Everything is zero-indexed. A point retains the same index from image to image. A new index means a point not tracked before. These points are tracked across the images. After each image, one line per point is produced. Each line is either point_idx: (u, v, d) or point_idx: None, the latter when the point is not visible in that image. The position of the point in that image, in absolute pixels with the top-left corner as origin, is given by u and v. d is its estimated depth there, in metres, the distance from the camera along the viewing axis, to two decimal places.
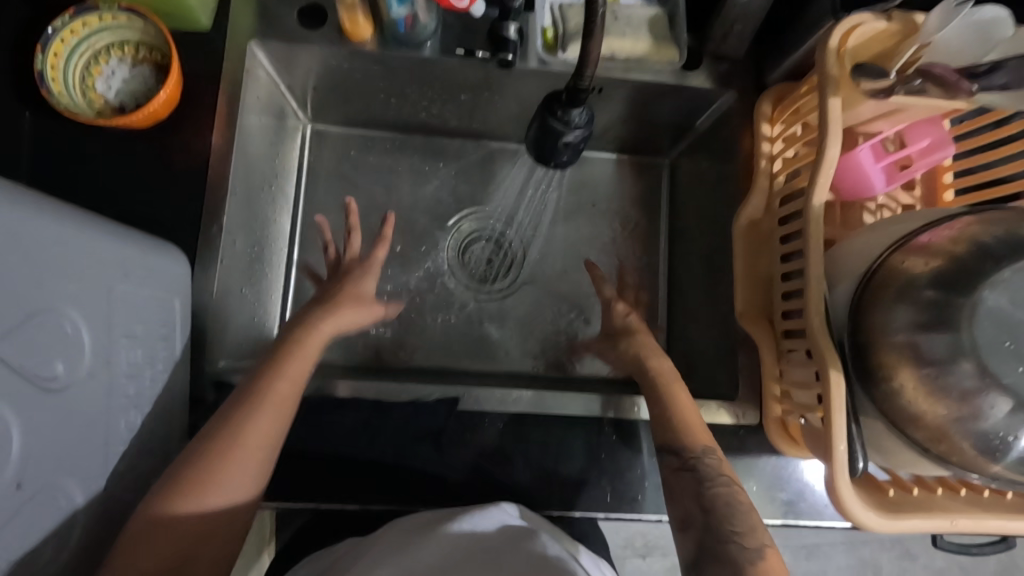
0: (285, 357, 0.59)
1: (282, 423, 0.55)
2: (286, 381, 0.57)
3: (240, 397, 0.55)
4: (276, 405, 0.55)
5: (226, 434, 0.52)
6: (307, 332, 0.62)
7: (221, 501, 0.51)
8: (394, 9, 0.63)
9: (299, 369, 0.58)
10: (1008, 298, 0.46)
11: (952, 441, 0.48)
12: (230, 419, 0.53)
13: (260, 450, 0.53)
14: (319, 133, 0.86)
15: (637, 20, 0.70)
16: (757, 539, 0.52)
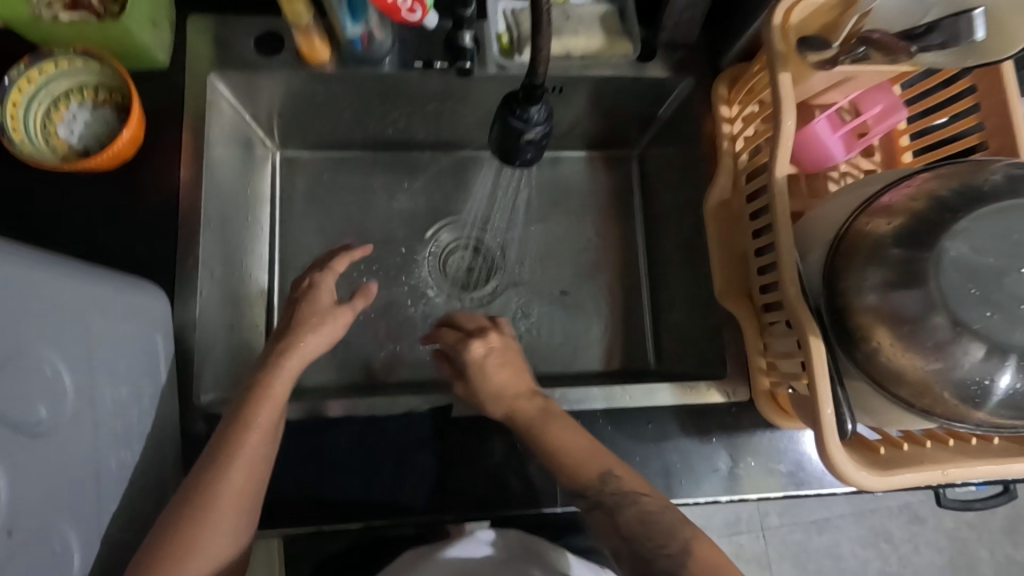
0: (253, 404, 0.57)
1: (258, 477, 0.55)
2: (259, 434, 0.56)
3: (210, 453, 0.55)
4: (248, 463, 0.55)
5: (200, 496, 0.53)
6: (274, 372, 0.59)
7: (203, 563, 0.52)
8: (348, 27, 0.64)
9: (271, 417, 0.57)
10: (972, 247, 0.47)
11: (933, 393, 0.49)
12: (203, 481, 0.53)
13: (235, 506, 0.54)
14: (290, 158, 0.86)
15: (588, 18, 0.71)
16: (681, 542, 0.55)
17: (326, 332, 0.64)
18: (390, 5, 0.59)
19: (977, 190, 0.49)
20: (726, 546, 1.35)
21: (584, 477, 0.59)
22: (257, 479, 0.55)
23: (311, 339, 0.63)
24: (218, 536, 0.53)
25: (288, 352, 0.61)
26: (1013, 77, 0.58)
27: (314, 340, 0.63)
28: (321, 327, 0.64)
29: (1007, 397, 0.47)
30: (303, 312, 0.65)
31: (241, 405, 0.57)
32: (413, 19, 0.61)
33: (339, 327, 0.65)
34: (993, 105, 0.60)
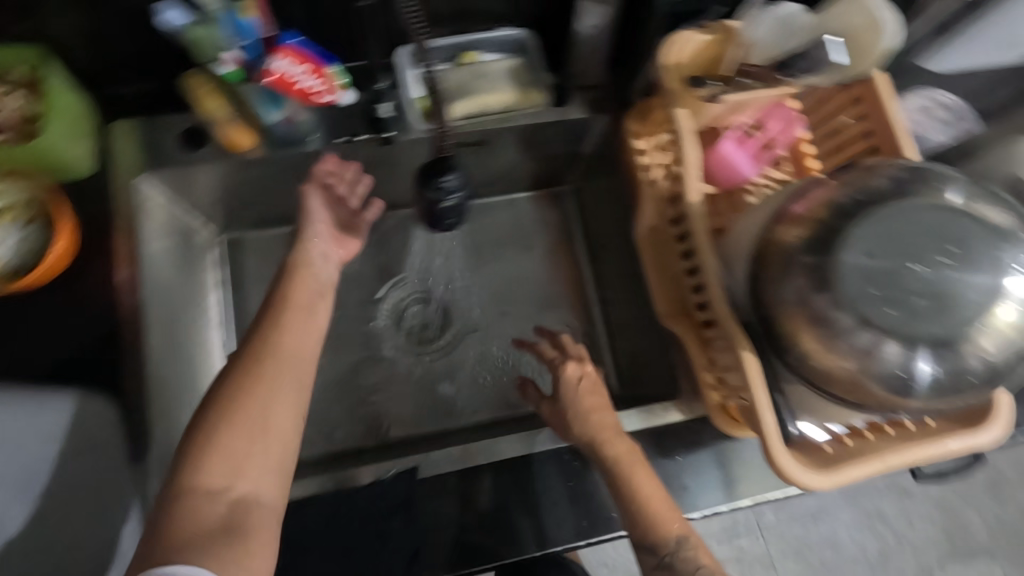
0: (286, 292, 0.65)
1: (307, 341, 0.60)
2: (298, 308, 0.63)
3: (262, 322, 0.61)
4: (297, 325, 0.61)
5: (259, 346, 0.58)
6: (296, 269, 0.68)
7: (271, 397, 0.54)
8: (269, 114, 0.67)
9: (303, 297, 0.64)
10: (866, 251, 0.50)
11: (863, 389, 0.51)
12: (253, 344, 0.58)
13: (294, 349, 0.59)
14: (236, 239, 0.87)
15: (498, 74, 0.75)
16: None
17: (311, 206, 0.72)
18: (301, 92, 0.62)
19: (869, 195, 0.53)
20: (727, 550, 1.36)
21: (661, 532, 0.57)
22: (305, 342, 0.60)
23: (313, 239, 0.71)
24: (281, 384, 0.55)
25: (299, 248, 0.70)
26: (887, 84, 0.63)
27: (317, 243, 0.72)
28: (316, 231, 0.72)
29: (931, 384, 0.49)
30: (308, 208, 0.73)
31: (278, 290, 0.65)
32: (328, 102, 0.64)
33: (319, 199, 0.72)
34: (876, 112, 0.64)
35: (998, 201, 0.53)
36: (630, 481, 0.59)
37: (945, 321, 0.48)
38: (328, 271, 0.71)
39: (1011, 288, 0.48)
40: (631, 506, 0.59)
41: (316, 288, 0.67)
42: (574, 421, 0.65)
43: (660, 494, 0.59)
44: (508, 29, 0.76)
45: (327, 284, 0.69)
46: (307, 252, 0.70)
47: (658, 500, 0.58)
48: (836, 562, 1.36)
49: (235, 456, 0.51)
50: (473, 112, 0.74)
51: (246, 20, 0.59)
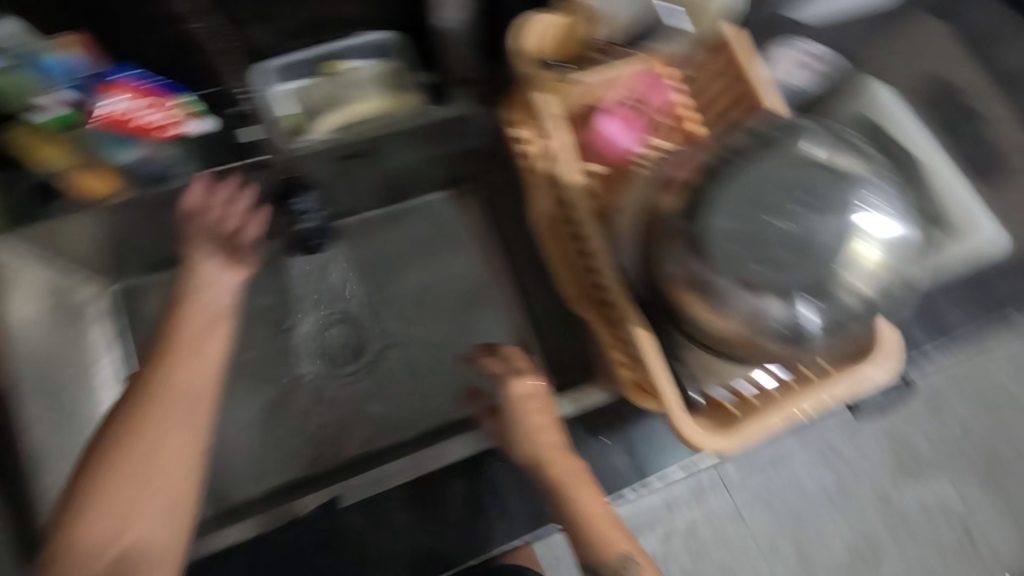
0: (179, 316, 0.60)
1: (205, 370, 0.57)
2: (193, 334, 0.59)
3: (158, 352, 0.57)
4: (197, 354, 0.58)
5: (154, 377, 0.55)
6: (193, 290, 0.63)
7: (163, 432, 0.52)
8: (123, 155, 0.66)
9: (200, 322, 0.61)
10: (730, 211, 0.51)
11: (754, 346, 0.52)
12: (141, 382, 0.55)
13: (190, 381, 0.55)
14: (128, 288, 0.80)
15: (362, 80, 0.76)
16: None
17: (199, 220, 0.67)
18: (141, 125, 0.64)
19: (733, 153, 0.53)
20: (695, 515, 1.08)
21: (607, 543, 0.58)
22: (202, 372, 0.57)
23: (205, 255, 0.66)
24: (168, 422, 0.52)
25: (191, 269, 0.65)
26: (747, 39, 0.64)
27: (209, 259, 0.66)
28: (209, 244, 0.67)
29: (817, 331, 0.50)
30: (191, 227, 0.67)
31: (169, 319, 0.60)
32: (175, 130, 0.66)
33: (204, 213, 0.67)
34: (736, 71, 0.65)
35: (854, 148, 0.54)
36: (574, 500, 0.60)
37: (809, 267, 0.49)
38: (225, 291, 0.65)
39: (865, 228, 0.50)
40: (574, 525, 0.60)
41: (216, 310, 0.63)
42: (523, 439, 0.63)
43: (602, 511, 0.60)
44: (373, 34, 0.77)
45: (226, 305, 0.64)
46: (198, 276, 0.65)
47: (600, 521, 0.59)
48: (824, 522, 1.11)
49: (123, 498, 0.50)
50: (343, 123, 0.74)
51: (53, 61, 0.61)
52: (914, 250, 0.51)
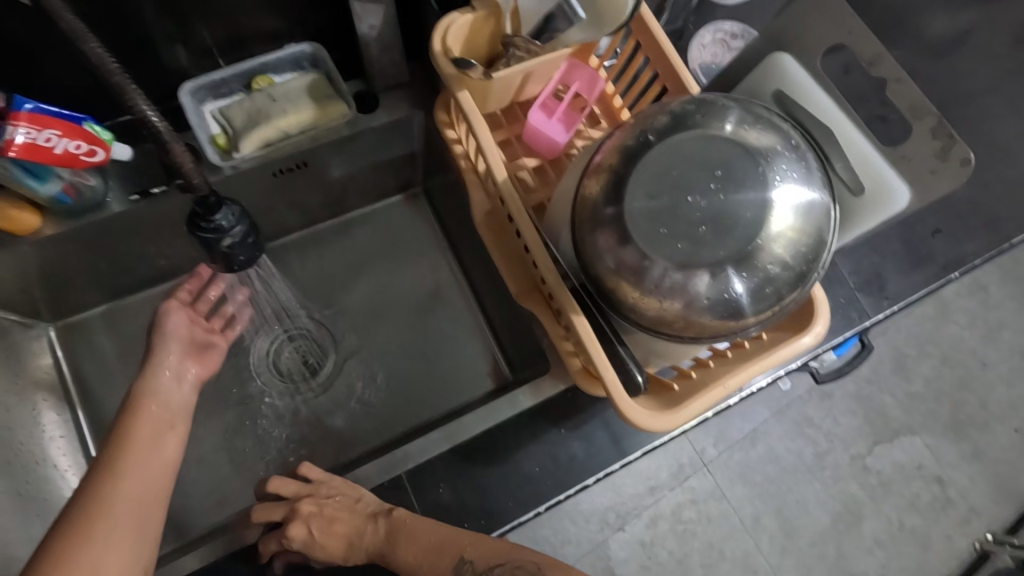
0: (130, 419, 0.60)
1: (157, 476, 0.58)
2: (144, 439, 0.59)
3: (104, 452, 0.58)
4: (145, 457, 0.58)
5: (102, 483, 0.55)
6: (144, 391, 0.63)
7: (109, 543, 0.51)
8: (40, 188, 0.61)
9: (152, 426, 0.61)
10: (647, 193, 0.51)
11: (690, 321, 0.52)
12: (87, 495, 0.54)
13: (139, 487, 0.56)
14: (71, 324, 0.82)
15: (294, 92, 0.72)
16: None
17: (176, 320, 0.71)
18: (62, 157, 0.57)
19: (651, 135, 0.53)
20: (679, 497, 1.15)
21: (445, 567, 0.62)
22: (154, 480, 0.57)
23: (162, 355, 0.67)
24: (112, 534, 0.52)
25: (153, 367, 0.66)
26: (654, 17, 0.64)
27: (169, 358, 0.67)
28: (170, 342, 0.69)
29: (747, 301, 0.50)
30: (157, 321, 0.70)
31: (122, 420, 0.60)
32: (97, 160, 0.60)
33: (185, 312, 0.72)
34: (657, 54, 0.65)
35: (766, 121, 0.53)
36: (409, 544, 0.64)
37: (728, 242, 0.48)
38: (179, 394, 0.66)
39: (781, 199, 0.49)
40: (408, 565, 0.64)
41: (168, 412, 0.64)
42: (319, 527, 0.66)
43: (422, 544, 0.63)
44: (294, 46, 0.73)
45: (182, 408, 0.65)
46: (154, 377, 0.65)
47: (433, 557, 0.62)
48: (802, 490, 1.19)
49: None
50: (273, 141, 0.71)
51: None
52: (831, 213, 0.52)
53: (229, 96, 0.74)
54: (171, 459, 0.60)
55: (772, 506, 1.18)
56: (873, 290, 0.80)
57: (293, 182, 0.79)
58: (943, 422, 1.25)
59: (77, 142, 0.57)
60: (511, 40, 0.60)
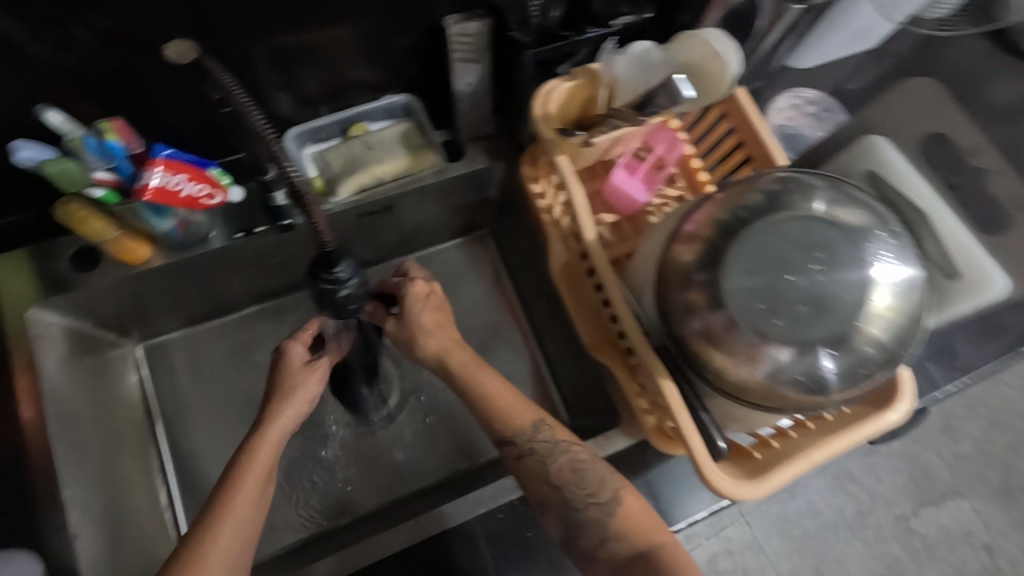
0: (241, 470, 0.59)
1: (242, 545, 0.56)
2: (246, 500, 0.57)
3: (211, 497, 0.58)
4: (246, 505, 0.57)
5: (209, 522, 0.56)
6: (258, 443, 0.61)
7: None
8: (158, 223, 0.66)
9: (256, 484, 0.59)
10: (746, 269, 0.52)
11: (778, 393, 0.53)
12: (195, 534, 0.55)
13: (237, 541, 0.56)
14: (154, 345, 0.85)
15: (389, 142, 0.77)
16: (609, 490, 0.61)
17: (307, 388, 0.65)
18: (186, 200, 0.62)
19: (747, 210, 0.55)
20: (715, 546, 1.10)
21: (514, 426, 0.64)
22: (243, 534, 0.56)
23: (287, 407, 0.63)
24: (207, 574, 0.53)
25: (268, 423, 0.62)
26: (747, 97, 0.68)
27: (291, 409, 0.63)
28: (295, 396, 0.64)
29: (836, 378, 0.51)
30: (277, 382, 0.65)
31: (233, 463, 0.60)
32: (214, 202, 0.65)
33: (319, 381, 0.66)
34: (743, 124, 0.68)
35: (858, 201, 0.55)
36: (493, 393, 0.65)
37: (828, 323, 0.50)
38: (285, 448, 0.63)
39: (881, 280, 0.50)
40: (474, 409, 0.66)
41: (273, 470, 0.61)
42: (416, 336, 0.69)
43: (506, 393, 0.66)
44: (390, 96, 0.78)
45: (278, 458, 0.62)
46: (272, 427, 0.62)
47: (507, 408, 0.64)
48: (843, 549, 1.14)
49: None
50: (367, 186, 0.75)
51: (114, 142, 0.57)
52: (926, 294, 0.52)
53: (325, 141, 0.79)
54: (265, 509, 0.59)
55: (812, 563, 1.12)
56: (943, 359, 0.79)
57: (376, 223, 0.82)
58: (997, 488, 1.21)
59: (199, 185, 0.63)
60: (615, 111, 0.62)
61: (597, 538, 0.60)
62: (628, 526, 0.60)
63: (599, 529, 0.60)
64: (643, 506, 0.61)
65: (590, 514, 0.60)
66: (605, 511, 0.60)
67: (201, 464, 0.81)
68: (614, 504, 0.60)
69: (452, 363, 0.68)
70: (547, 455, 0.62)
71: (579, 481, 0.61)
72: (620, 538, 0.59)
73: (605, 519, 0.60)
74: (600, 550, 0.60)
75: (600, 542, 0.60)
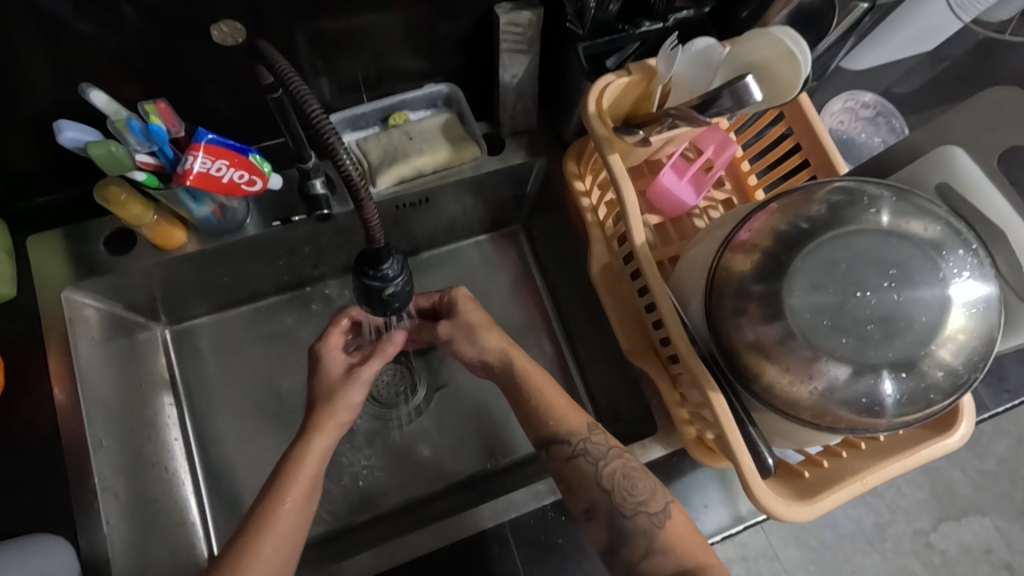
0: (287, 478, 0.58)
1: (286, 555, 0.56)
2: (290, 511, 0.57)
3: (260, 502, 0.57)
4: (293, 515, 0.57)
5: (257, 528, 0.55)
6: (303, 452, 0.60)
7: None
8: (196, 210, 0.65)
9: (303, 493, 0.58)
10: (811, 285, 0.49)
11: (832, 413, 0.51)
12: (243, 539, 0.55)
13: (285, 549, 0.56)
14: (182, 330, 0.84)
15: (430, 132, 0.74)
16: (660, 501, 0.60)
17: (349, 396, 0.63)
18: (227, 185, 0.61)
19: (810, 221, 0.52)
20: None
21: (569, 426, 0.64)
22: (288, 542, 0.56)
23: (335, 413, 0.62)
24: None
25: (315, 431, 0.61)
26: (809, 102, 0.65)
27: (339, 416, 0.62)
28: (343, 402, 0.63)
29: (900, 402, 0.49)
30: (322, 384, 0.64)
31: (281, 469, 0.59)
32: (255, 189, 0.64)
33: (362, 388, 0.64)
34: (802, 128, 0.66)
35: (931, 214, 0.52)
36: (544, 399, 0.65)
37: (897, 344, 0.47)
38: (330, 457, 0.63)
39: (954, 300, 0.48)
40: (530, 409, 0.65)
41: (317, 478, 0.60)
42: (477, 332, 0.69)
43: (561, 393, 0.66)
44: (431, 86, 0.76)
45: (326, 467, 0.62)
46: (318, 437, 0.61)
47: (564, 409, 0.65)
48: None
49: None
50: (406, 178, 0.73)
51: (157, 124, 0.56)
52: (1000, 317, 0.50)
53: (364, 129, 0.77)
54: (308, 518, 0.59)
55: None
56: (993, 380, 0.76)
57: (410, 215, 0.81)
58: None
59: (240, 172, 0.62)
60: (671, 110, 0.59)
61: (644, 549, 0.59)
62: (675, 543, 0.59)
63: (647, 540, 0.59)
64: (693, 529, 0.60)
65: (639, 523, 0.59)
66: (655, 521, 0.59)
67: (226, 451, 0.80)
68: (664, 516, 0.60)
69: (517, 360, 0.67)
70: (601, 457, 0.62)
71: (630, 486, 0.61)
72: (666, 553, 0.58)
73: (655, 529, 0.59)
74: (644, 561, 0.59)
75: (646, 554, 0.59)
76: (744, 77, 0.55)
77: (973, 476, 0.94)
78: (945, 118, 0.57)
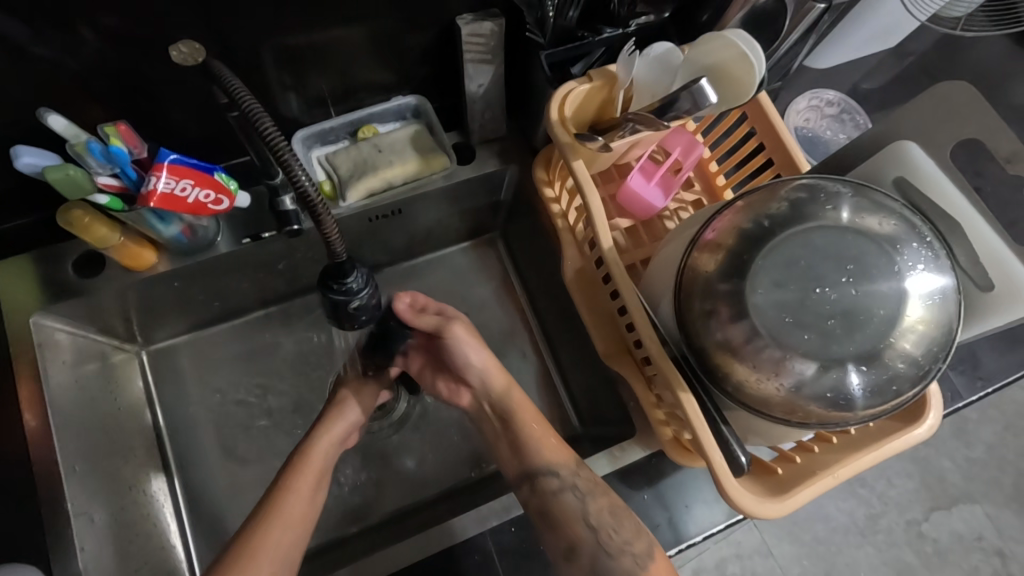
0: (296, 473, 0.66)
1: (297, 535, 0.62)
2: (299, 500, 0.64)
3: (271, 491, 0.65)
4: (301, 503, 0.64)
5: (269, 511, 0.62)
6: (308, 451, 0.69)
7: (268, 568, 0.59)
8: (164, 230, 0.65)
9: (309, 486, 0.66)
10: (773, 282, 0.50)
11: (802, 408, 0.51)
12: (258, 521, 0.62)
13: (295, 528, 0.62)
14: (159, 350, 0.83)
15: (399, 144, 0.75)
16: (643, 543, 0.63)
17: (354, 410, 0.75)
18: (192, 205, 0.61)
19: (772, 219, 0.53)
20: None
21: (553, 463, 0.69)
22: (298, 523, 0.63)
23: (337, 423, 0.73)
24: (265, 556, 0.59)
25: (320, 434, 0.71)
26: (769, 101, 0.66)
27: (342, 422, 0.73)
28: (342, 417, 0.74)
29: (867, 395, 0.49)
30: (328, 405, 0.76)
31: (291, 465, 0.68)
32: (222, 208, 0.64)
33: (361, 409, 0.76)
34: (764, 126, 0.67)
35: (889, 209, 0.52)
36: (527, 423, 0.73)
37: (858, 338, 0.48)
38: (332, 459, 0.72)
39: (913, 292, 0.48)
40: (519, 439, 0.73)
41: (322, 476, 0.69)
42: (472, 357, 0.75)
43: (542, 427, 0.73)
44: (400, 97, 0.76)
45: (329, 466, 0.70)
46: (321, 439, 0.71)
47: (550, 446, 0.70)
48: None
49: None
50: (376, 190, 0.74)
51: (118, 147, 0.56)
52: (960, 306, 0.51)
53: (334, 143, 0.77)
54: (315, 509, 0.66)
55: None
56: (967, 368, 0.77)
57: (384, 227, 0.81)
58: None
59: (206, 191, 0.62)
60: (631, 114, 0.60)
61: None
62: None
63: None
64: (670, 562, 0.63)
65: (623, 563, 0.62)
66: (638, 564, 0.62)
67: (206, 471, 0.80)
68: (648, 557, 0.62)
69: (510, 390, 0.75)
70: (587, 495, 0.65)
71: (615, 520, 0.64)
72: None
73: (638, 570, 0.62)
74: None
75: None
76: (698, 81, 0.56)
77: (960, 464, 0.94)
78: (903, 111, 0.58)
